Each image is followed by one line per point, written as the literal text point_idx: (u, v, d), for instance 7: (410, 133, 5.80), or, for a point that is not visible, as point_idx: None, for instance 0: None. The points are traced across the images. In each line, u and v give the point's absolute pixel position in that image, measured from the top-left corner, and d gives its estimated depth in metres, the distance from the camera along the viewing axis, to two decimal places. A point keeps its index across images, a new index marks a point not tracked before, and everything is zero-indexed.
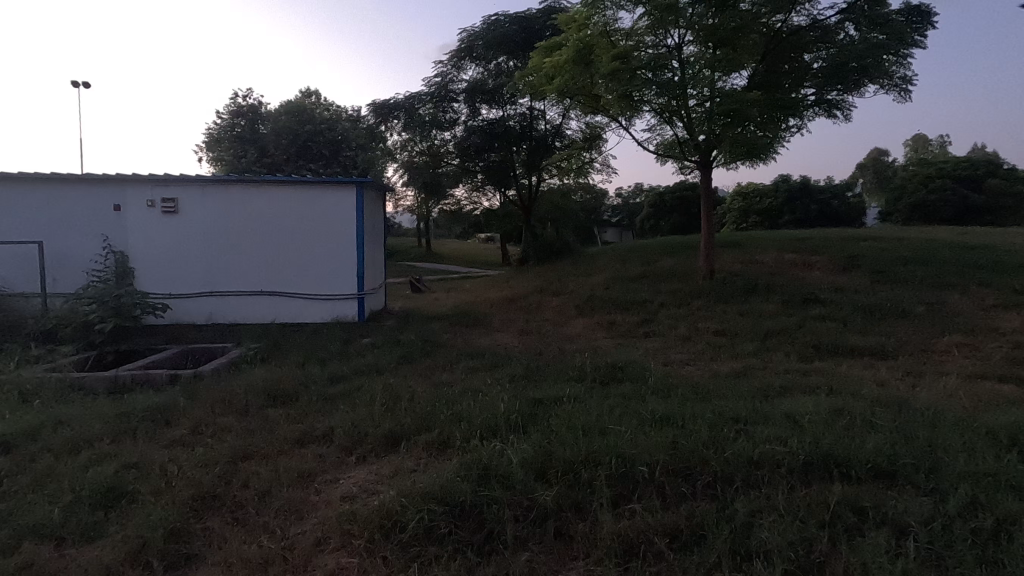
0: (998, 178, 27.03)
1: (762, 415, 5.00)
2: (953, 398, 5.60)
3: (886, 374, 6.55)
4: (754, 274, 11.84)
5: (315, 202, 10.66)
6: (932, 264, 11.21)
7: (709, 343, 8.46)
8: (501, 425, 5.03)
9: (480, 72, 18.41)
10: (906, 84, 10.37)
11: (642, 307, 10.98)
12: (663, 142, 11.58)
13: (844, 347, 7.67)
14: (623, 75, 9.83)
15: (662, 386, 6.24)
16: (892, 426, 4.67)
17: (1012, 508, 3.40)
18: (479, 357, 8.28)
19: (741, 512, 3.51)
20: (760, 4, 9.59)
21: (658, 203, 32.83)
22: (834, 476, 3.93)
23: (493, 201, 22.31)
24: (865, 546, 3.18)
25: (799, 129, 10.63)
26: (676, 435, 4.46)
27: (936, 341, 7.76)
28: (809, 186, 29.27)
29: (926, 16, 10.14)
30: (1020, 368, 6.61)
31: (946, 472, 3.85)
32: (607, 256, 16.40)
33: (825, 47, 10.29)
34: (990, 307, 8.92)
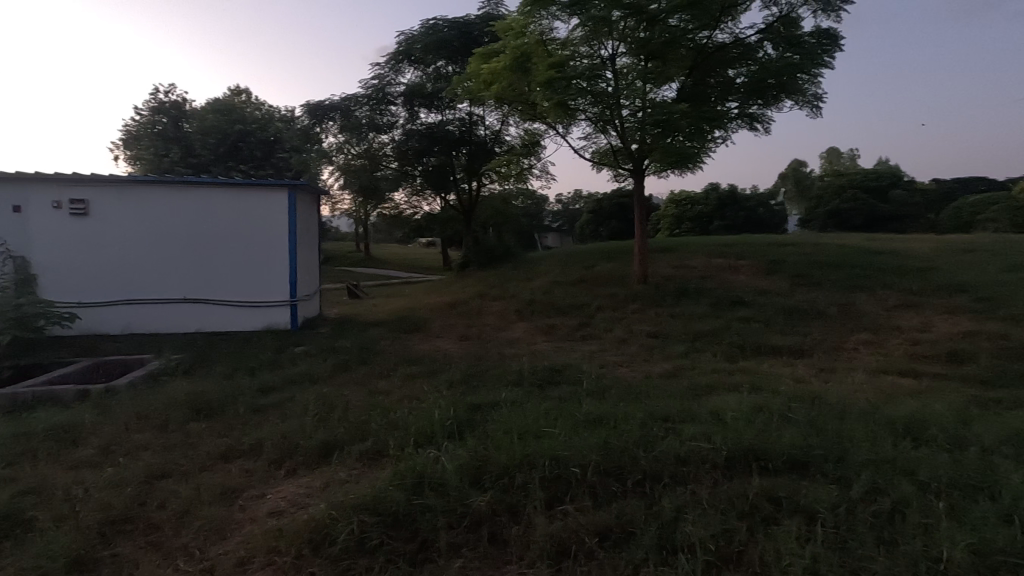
0: (902, 189, 29.61)
1: (690, 413, 5.23)
2: (859, 391, 6.08)
3: (802, 371, 7.02)
4: (685, 278, 12.35)
5: (245, 204, 10.19)
6: (844, 268, 12.11)
7: (643, 345, 8.75)
8: (438, 431, 5.00)
9: (419, 75, 18.26)
10: (818, 101, 11.14)
11: (580, 311, 11.22)
12: (597, 150, 11.88)
13: (766, 347, 8.14)
14: (558, 84, 10.07)
15: (598, 388, 6.40)
16: (805, 419, 5.00)
17: (907, 492, 3.72)
18: (418, 363, 8.19)
19: (667, 508, 3.65)
20: (688, 20, 9.91)
21: (597, 209, 33.72)
22: (754, 469, 4.16)
23: (433, 205, 22.12)
24: (779, 534, 3.38)
25: (725, 140, 11.16)
26: (609, 436, 4.59)
27: (845, 340, 8.39)
28: (736, 194, 30.89)
29: (835, 39, 10.85)
30: (917, 363, 7.25)
31: (852, 461, 4.16)
32: (548, 261, 16.64)
33: (747, 64, 10.85)
34: (892, 307, 9.74)
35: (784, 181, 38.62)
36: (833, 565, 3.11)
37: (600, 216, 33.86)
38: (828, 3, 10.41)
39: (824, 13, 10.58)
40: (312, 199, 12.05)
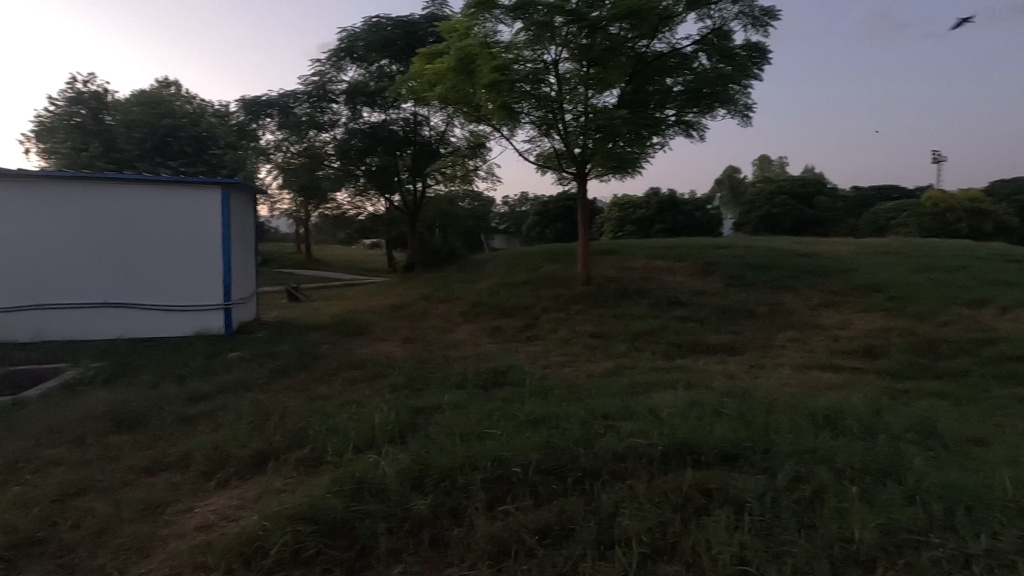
0: (825, 195, 31.65)
1: (628, 411, 5.39)
2: (784, 386, 6.44)
3: (734, 368, 7.37)
4: (627, 279, 12.69)
5: (173, 203, 9.65)
6: (773, 270, 12.80)
7: (586, 345, 8.93)
8: (379, 435, 4.92)
9: (362, 73, 17.89)
10: (749, 111, 11.72)
11: (525, 312, 11.31)
12: (541, 153, 12.02)
13: (702, 345, 8.48)
14: (502, 86, 10.14)
15: (541, 388, 6.48)
16: (735, 413, 5.25)
17: (825, 478, 3.98)
18: (360, 367, 8.01)
19: (605, 504, 3.74)
20: (627, 28, 10.21)
21: (543, 212, 34.15)
22: (688, 463, 4.33)
23: (378, 206, 21.69)
24: (710, 524, 3.53)
25: (663, 146, 11.55)
26: (551, 435, 4.66)
27: (774, 337, 8.87)
28: (676, 199, 32.19)
29: (764, 52, 11.47)
30: (837, 358, 7.76)
31: (777, 452, 4.40)
32: (494, 263, 16.68)
33: (683, 73, 11.28)
34: (815, 306, 10.38)
35: (720, 187, 40.42)
36: (759, 552, 3.28)
37: (546, 219, 34.26)
38: (756, 18, 11.00)
39: (753, 28, 11.17)
40: (248, 199, 11.57)
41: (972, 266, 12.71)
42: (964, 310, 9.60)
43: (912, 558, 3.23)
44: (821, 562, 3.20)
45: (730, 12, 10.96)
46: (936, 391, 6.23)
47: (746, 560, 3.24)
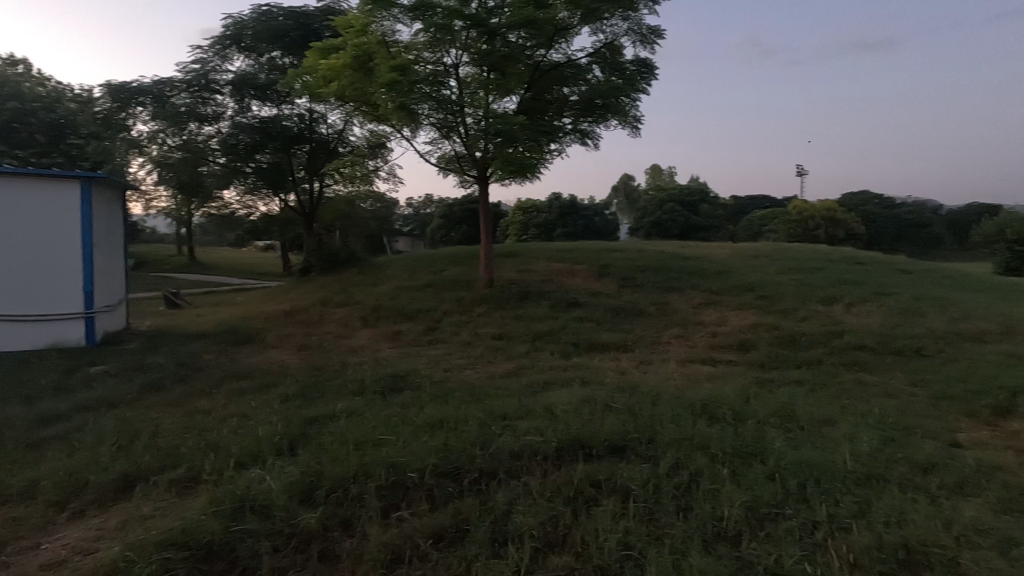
0: (708, 204, 34.50)
1: (525, 410, 5.52)
2: (669, 379, 6.92)
3: (625, 364, 7.80)
4: (528, 281, 12.99)
5: (21, 197, 8.45)
6: (662, 272, 13.70)
7: (487, 347, 9.02)
8: (266, 448, 4.64)
9: (250, 64, 16.82)
10: (638, 122, 12.45)
11: (427, 315, 11.21)
12: (442, 155, 11.99)
13: (597, 344, 8.89)
14: (401, 87, 9.96)
15: (441, 392, 6.45)
16: (624, 407, 5.56)
17: (701, 463, 4.32)
18: (248, 377, 7.49)
19: (500, 502, 3.81)
20: (526, 37, 10.46)
21: (448, 214, 34.09)
22: (580, 457, 4.51)
23: (270, 206, 20.41)
24: (598, 514, 3.71)
25: (560, 153, 11.97)
26: (448, 439, 4.66)
27: (661, 334, 9.50)
28: (576, 204, 33.69)
29: (651, 68, 12.25)
30: (715, 352, 8.47)
31: (660, 441, 4.72)
32: (396, 266, 16.33)
33: (578, 84, 11.77)
34: (698, 305, 11.26)
35: (616, 194, 42.64)
36: (640, 535, 3.50)
37: (451, 222, 34.21)
38: (644, 35, 11.72)
39: (642, 44, 11.89)
40: (116, 198, 10.46)
41: (826, 268, 14.43)
42: (819, 306, 10.87)
43: (770, 529, 3.59)
44: (695, 539, 3.48)
45: (621, 28, 11.60)
46: (796, 379, 7.01)
47: (629, 544, 3.44)
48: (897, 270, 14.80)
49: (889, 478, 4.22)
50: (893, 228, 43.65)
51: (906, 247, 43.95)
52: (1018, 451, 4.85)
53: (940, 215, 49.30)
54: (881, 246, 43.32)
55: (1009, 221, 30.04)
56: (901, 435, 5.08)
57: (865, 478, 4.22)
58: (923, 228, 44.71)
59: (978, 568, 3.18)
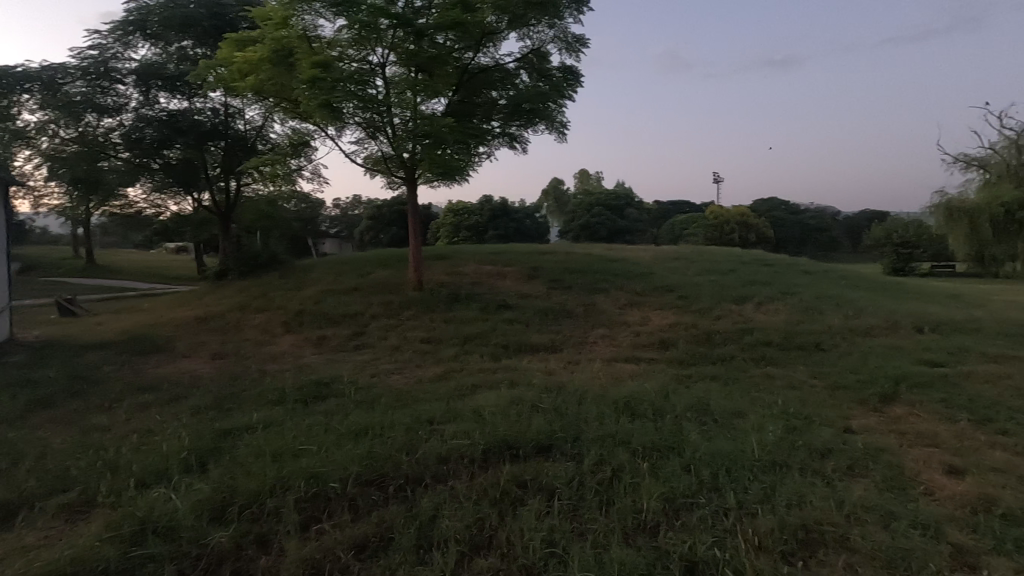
0: (632, 208, 35.90)
1: (453, 413, 5.50)
2: (594, 378, 7.12)
3: (553, 365, 7.95)
4: (458, 284, 12.93)
5: None
6: (588, 274, 14.07)
7: (416, 351, 8.90)
8: (172, 465, 4.35)
9: (156, 53, 15.79)
10: (564, 128, 12.73)
11: (353, 319, 10.89)
12: (369, 156, 11.71)
13: (526, 346, 9.00)
14: (324, 84, 9.62)
15: (366, 398, 6.28)
16: (551, 407, 5.67)
17: (623, 459, 4.48)
18: (154, 389, 6.96)
19: (425, 508, 3.77)
20: (453, 40, 10.42)
21: (376, 216, 33.36)
22: (507, 458, 4.55)
23: (182, 205, 19.10)
24: (524, 514, 3.76)
25: (489, 156, 12.02)
26: (373, 447, 4.56)
27: (588, 335, 9.75)
28: (507, 207, 34.11)
29: (577, 76, 12.56)
30: (638, 350, 8.81)
31: (584, 439, 4.85)
32: (321, 269, 15.75)
33: (506, 88, 11.89)
34: (622, 306, 11.66)
35: (546, 197, 43.42)
36: (564, 532, 3.57)
37: (380, 224, 33.48)
38: (569, 43, 12.02)
39: (567, 52, 12.20)
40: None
41: (738, 270, 15.40)
42: (732, 305, 11.57)
43: (685, 518, 3.78)
44: (616, 532, 3.60)
45: (547, 35, 11.85)
46: (711, 375, 7.41)
47: (554, 541, 3.50)
48: (800, 272, 16.04)
49: (791, 464, 4.56)
50: (798, 232, 47.29)
51: (809, 251, 47.76)
52: (900, 434, 5.38)
53: (838, 221, 53.92)
54: (788, 249, 46.78)
55: (894, 227, 33.37)
56: (802, 424, 5.50)
57: (771, 465, 4.54)
58: (823, 233, 48.77)
59: (864, 541, 3.50)
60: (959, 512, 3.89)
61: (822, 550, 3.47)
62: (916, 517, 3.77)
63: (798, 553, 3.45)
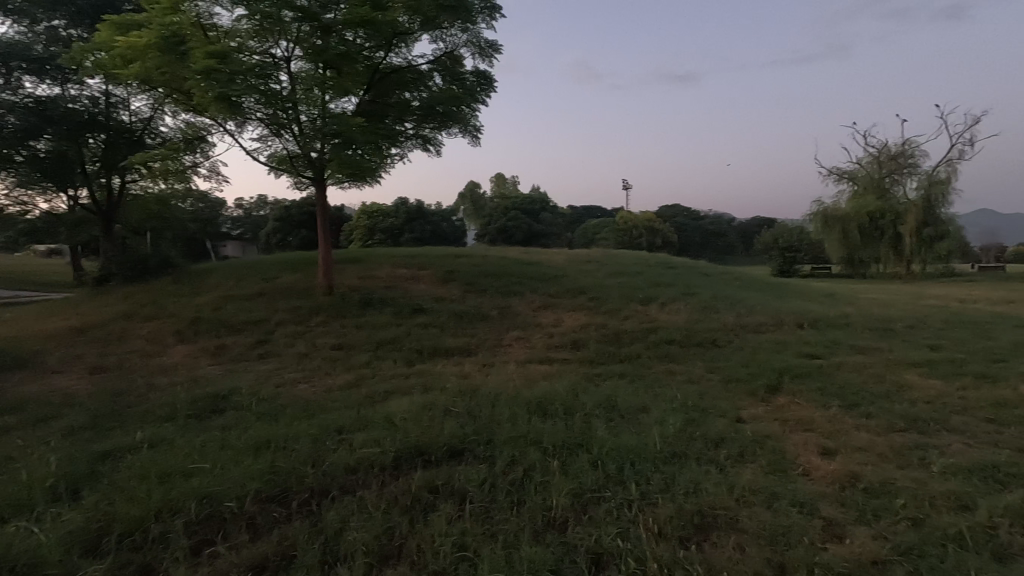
0: (547, 213, 36.81)
1: (363, 421, 5.34)
2: (508, 380, 7.20)
3: (467, 368, 7.94)
4: (370, 288, 12.58)
5: None
6: (504, 276, 14.22)
7: (325, 358, 8.55)
8: (36, 495, 3.89)
9: (19, 31, 14.07)
10: (478, 132, 12.77)
11: (257, 327, 10.27)
12: (273, 154, 11.09)
13: (441, 350, 8.92)
14: (220, 76, 8.99)
15: (269, 409, 5.95)
16: (465, 411, 5.65)
17: (534, 458, 4.58)
18: (17, 410, 6.18)
19: (331, 522, 3.64)
20: (364, 37, 10.09)
21: (284, 217, 31.75)
22: (418, 465, 4.49)
23: (54, 203, 17.11)
24: (435, 519, 3.72)
25: (402, 158, 11.82)
26: (275, 461, 4.33)
27: (503, 337, 9.84)
28: (422, 209, 33.72)
29: (490, 81, 12.64)
30: (551, 351, 9.03)
31: (497, 441, 4.89)
32: (220, 273, 14.72)
33: (419, 89, 11.74)
34: (537, 308, 11.90)
35: (462, 200, 43.43)
36: (475, 535, 3.58)
37: (287, 226, 31.87)
38: (482, 48, 12.11)
39: (480, 57, 12.26)
40: None
41: (646, 272, 16.22)
42: (639, 306, 12.17)
43: (592, 512, 3.92)
44: (526, 531, 3.66)
45: (460, 39, 11.87)
46: (619, 372, 7.74)
47: (465, 545, 3.50)
48: (700, 274, 17.19)
49: (688, 454, 4.87)
50: (698, 237, 50.76)
51: (709, 254, 51.30)
52: (783, 421, 5.91)
53: (733, 227, 58.45)
54: (690, 252, 50.00)
55: (780, 233, 36.70)
56: (699, 416, 5.89)
57: (670, 456, 4.81)
58: (720, 238, 52.66)
59: (750, 521, 3.80)
60: (830, 489, 4.33)
61: (715, 533, 3.74)
62: (794, 497, 4.16)
63: (693, 537, 3.69)
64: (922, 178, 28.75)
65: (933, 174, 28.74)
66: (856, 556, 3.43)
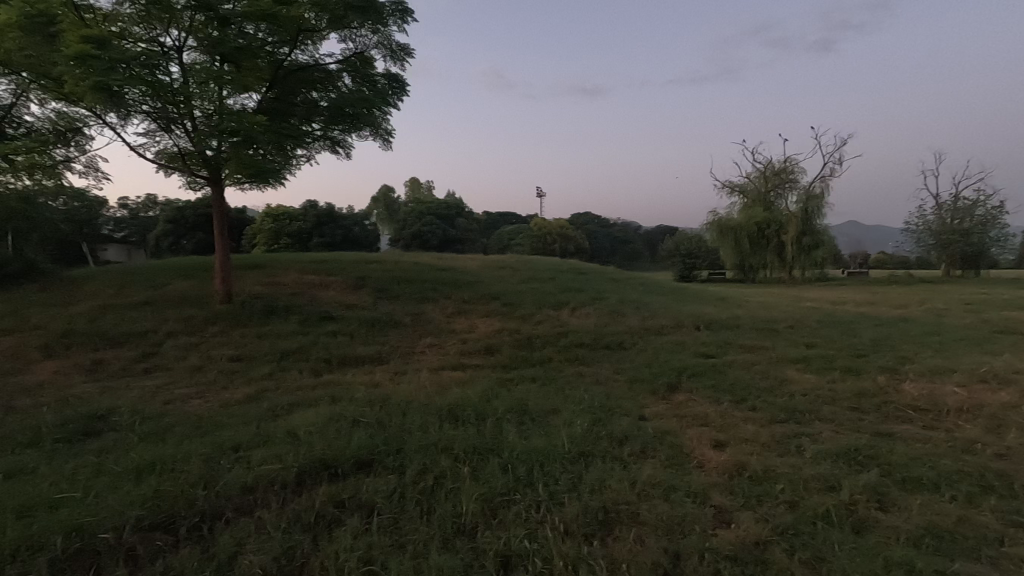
0: (462, 219, 36.85)
1: (264, 437, 5.05)
2: (421, 388, 7.12)
3: (378, 376, 7.75)
4: (274, 295, 11.91)
5: None
6: (417, 282, 14.04)
7: (222, 370, 7.98)
8: None
9: None
10: (389, 135, 12.53)
11: (143, 339, 9.38)
12: (162, 151, 10.22)
13: (351, 359, 8.63)
14: (97, 64, 8.13)
15: (155, 428, 5.46)
16: (373, 421, 5.51)
17: (445, 466, 4.54)
18: None
19: (224, 546, 3.41)
20: (266, 32, 9.59)
21: (177, 218, 29.26)
22: (324, 479, 4.32)
23: None
24: (340, 535, 3.60)
25: (308, 159, 11.36)
26: (161, 485, 4.00)
27: (416, 345, 9.70)
28: (333, 212, 32.48)
29: (403, 84, 12.44)
30: (464, 357, 9.03)
31: (407, 450, 4.81)
32: (99, 280, 13.28)
33: (327, 90, 11.36)
34: (450, 314, 11.85)
35: (375, 204, 42.40)
36: (383, 548, 3.50)
37: (180, 228, 29.41)
38: (393, 51, 11.92)
39: (391, 60, 12.06)
40: None
41: (557, 278, 16.68)
42: (551, 311, 12.49)
43: (502, 515, 3.96)
44: (435, 539, 3.63)
45: (370, 40, 11.61)
46: (531, 377, 7.89)
47: (371, 559, 3.41)
48: (608, 279, 17.96)
49: (594, 453, 5.07)
50: (607, 244, 52.97)
51: (617, 261, 53.59)
52: (681, 417, 6.32)
53: (640, 235, 61.63)
54: (600, 258, 52.07)
55: (681, 241, 39.18)
56: (605, 416, 6.14)
57: (578, 456, 4.98)
58: (627, 245, 55.28)
59: (650, 514, 4.02)
60: (720, 478, 4.69)
61: (617, 527, 3.91)
62: (689, 488, 4.45)
63: (597, 533, 3.84)
64: (801, 193, 31.86)
65: (810, 190, 31.98)
66: (741, 539, 3.74)
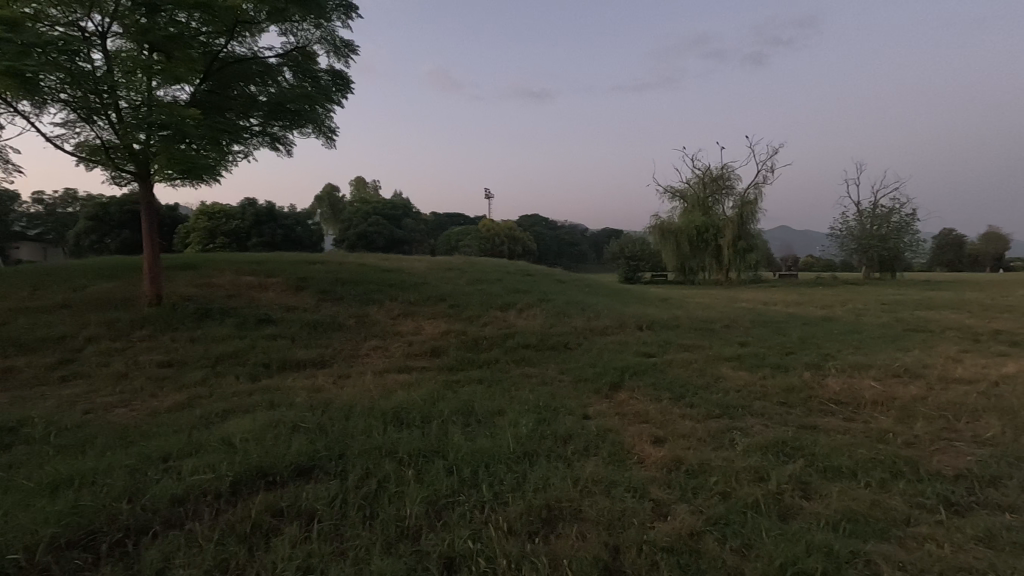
0: (409, 221, 36.40)
1: (195, 445, 4.82)
2: (364, 391, 6.98)
3: (320, 380, 7.54)
4: (208, 297, 11.37)
5: None
6: (362, 284, 13.75)
7: (150, 376, 7.55)
8: None
9: None
10: (332, 133, 12.24)
11: (60, 345, 8.73)
12: (84, 144, 9.56)
13: (292, 362, 8.37)
14: (8, 47, 7.51)
15: (73, 439, 5.10)
16: (314, 426, 5.36)
17: (388, 470, 4.48)
18: None
19: (151, 562, 3.24)
20: (199, 22, 9.19)
21: (100, 216, 27.37)
22: (260, 487, 4.18)
23: None
24: (277, 544, 3.48)
25: (246, 155, 10.92)
26: (81, 500, 3.75)
27: (359, 347, 9.50)
28: (273, 212, 31.32)
29: (347, 81, 12.18)
30: (410, 360, 8.93)
31: (350, 455, 4.72)
32: (8, 281, 12.22)
33: (266, 84, 10.98)
34: (396, 316, 11.68)
35: (318, 203, 41.24)
36: (322, 555, 3.42)
37: (104, 226, 27.51)
38: (337, 47, 11.69)
39: (334, 55, 11.79)
40: None
41: (505, 279, 16.76)
42: (498, 312, 12.54)
43: (446, 517, 3.96)
44: (377, 544, 3.58)
45: (312, 34, 11.33)
46: (476, 378, 7.89)
47: (310, 567, 3.33)
48: (553, 280, 18.23)
49: (539, 452, 5.14)
50: (554, 247, 53.66)
51: (564, 263, 54.30)
52: (623, 415, 6.50)
53: (586, 238, 62.82)
54: (548, 261, 52.61)
55: (626, 243, 40.21)
56: (550, 416, 6.23)
57: (522, 456, 5.03)
58: (574, 248, 56.21)
59: (592, 510, 4.12)
60: (659, 473, 4.86)
61: (560, 524, 3.99)
62: (629, 483, 4.59)
63: (540, 530, 3.90)
64: (737, 200, 33.39)
65: (745, 196, 33.54)
66: (676, 531, 3.89)
